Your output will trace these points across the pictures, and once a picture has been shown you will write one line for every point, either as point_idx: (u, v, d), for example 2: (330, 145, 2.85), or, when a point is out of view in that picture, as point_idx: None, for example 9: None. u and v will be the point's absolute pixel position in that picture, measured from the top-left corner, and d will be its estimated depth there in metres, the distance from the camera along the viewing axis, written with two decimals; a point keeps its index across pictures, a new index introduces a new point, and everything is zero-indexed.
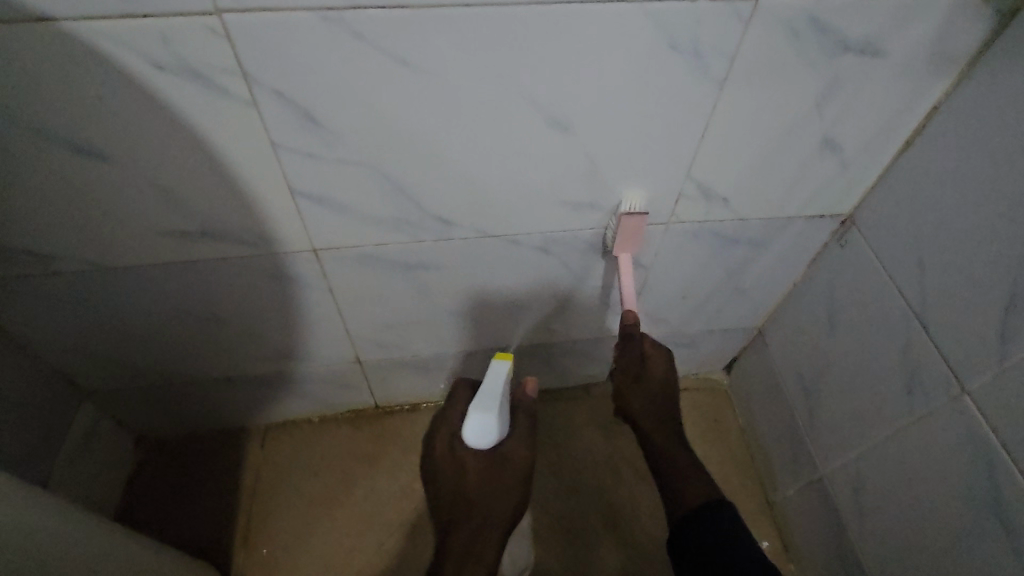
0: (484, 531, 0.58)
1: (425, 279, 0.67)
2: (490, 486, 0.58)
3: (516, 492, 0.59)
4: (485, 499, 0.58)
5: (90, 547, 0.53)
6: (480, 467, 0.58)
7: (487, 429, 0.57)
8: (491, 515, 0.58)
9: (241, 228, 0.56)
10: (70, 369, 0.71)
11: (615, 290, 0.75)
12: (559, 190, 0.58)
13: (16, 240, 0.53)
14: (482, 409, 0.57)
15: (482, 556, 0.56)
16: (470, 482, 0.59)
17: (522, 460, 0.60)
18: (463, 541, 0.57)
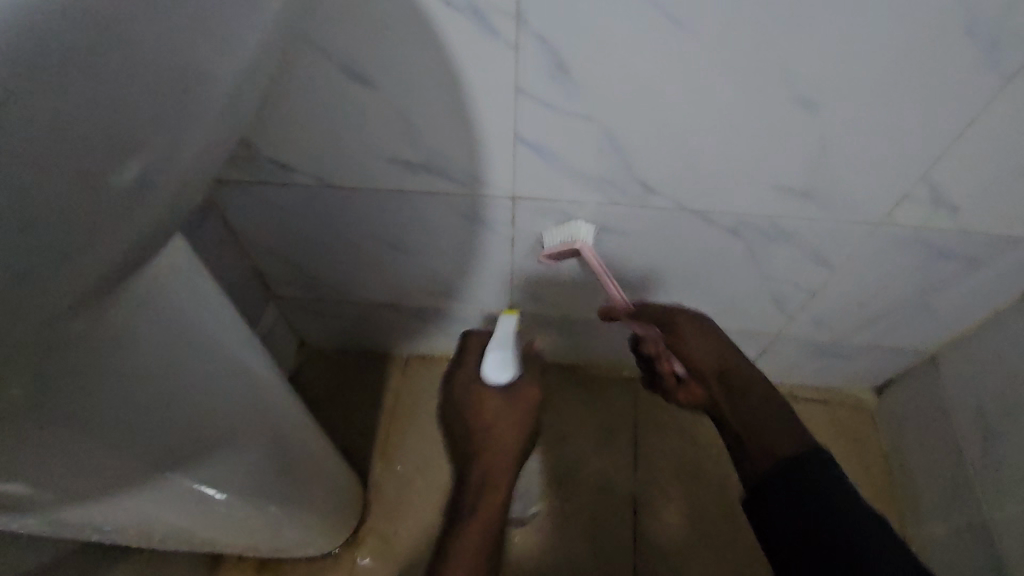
0: (500, 470, 0.56)
1: (605, 241, 0.68)
2: (509, 427, 0.57)
3: (530, 427, 0.58)
4: (502, 438, 0.56)
5: (295, 429, 0.60)
6: (496, 405, 0.57)
7: (504, 365, 0.56)
8: (504, 452, 0.56)
9: (456, 165, 0.59)
10: (268, 272, 0.79)
11: (791, 285, 0.72)
12: (776, 173, 0.56)
13: (269, 150, 0.59)
14: (500, 345, 0.56)
15: (498, 488, 0.55)
16: (485, 425, 0.56)
17: (533, 402, 0.58)
18: (479, 473, 0.55)
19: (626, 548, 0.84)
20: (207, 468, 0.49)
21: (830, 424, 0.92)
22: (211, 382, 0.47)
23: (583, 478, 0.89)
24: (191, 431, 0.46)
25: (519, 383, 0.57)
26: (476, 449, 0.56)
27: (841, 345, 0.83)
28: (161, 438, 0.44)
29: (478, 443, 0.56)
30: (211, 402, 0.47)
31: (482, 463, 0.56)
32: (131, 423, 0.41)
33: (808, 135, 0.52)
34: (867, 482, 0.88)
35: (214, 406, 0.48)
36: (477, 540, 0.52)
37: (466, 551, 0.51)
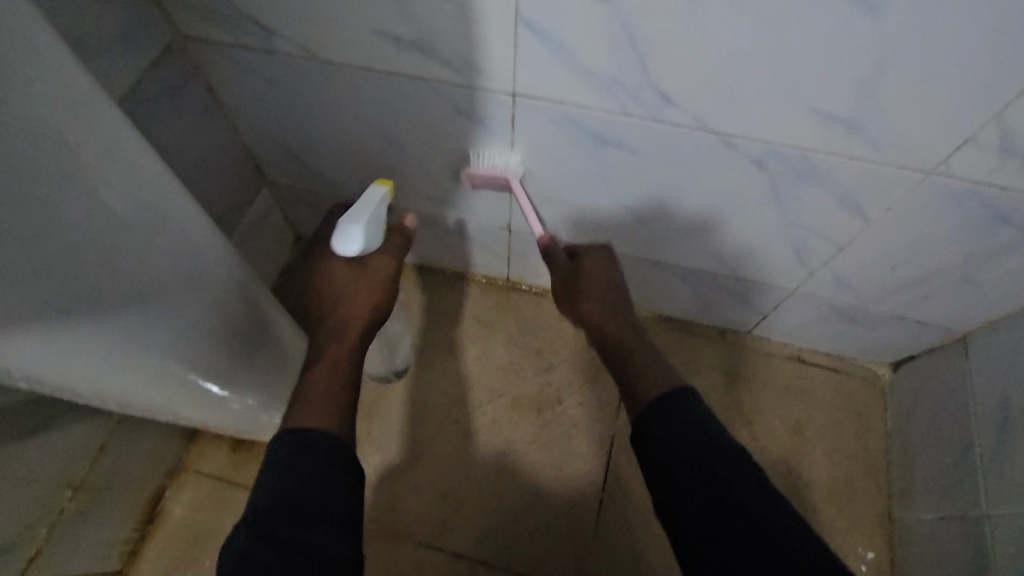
0: (347, 333, 0.56)
1: (614, 159, 0.61)
2: (362, 294, 0.58)
3: (381, 289, 0.58)
4: (355, 303, 0.57)
5: (257, 314, 0.58)
6: (344, 275, 0.57)
7: (354, 237, 0.53)
8: (349, 316, 0.57)
9: (450, 48, 0.52)
10: (260, 154, 0.75)
11: (815, 234, 0.65)
12: (815, 92, 0.48)
13: (248, 7, 0.53)
14: (353, 215, 0.54)
15: (347, 341, 0.56)
16: (336, 287, 0.57)
17: (387, 275, 0.59)
18: (330, 328, 0.57)
19: (594, 482, 0.83)
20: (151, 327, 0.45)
21: (835, 393, 0.86)
22: (139, 228, 0.41)
23: (561, 410, 0.87)
24: (137, 278, 0.41)
25: (369, 254, 0.58)
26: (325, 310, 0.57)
27: (863, 311, 0.75)
28: (107, 284, 0.39)
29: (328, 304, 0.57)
30: (146, 239, 0.41)
31: (334, 320, 0.57)
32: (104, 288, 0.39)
33: (862, 50, 0.43)
34: (862, 457, 0.83)
35: (150, 249, 0.42)
36: (326, 380, 0.53)
37: (311, 396, 0.51)
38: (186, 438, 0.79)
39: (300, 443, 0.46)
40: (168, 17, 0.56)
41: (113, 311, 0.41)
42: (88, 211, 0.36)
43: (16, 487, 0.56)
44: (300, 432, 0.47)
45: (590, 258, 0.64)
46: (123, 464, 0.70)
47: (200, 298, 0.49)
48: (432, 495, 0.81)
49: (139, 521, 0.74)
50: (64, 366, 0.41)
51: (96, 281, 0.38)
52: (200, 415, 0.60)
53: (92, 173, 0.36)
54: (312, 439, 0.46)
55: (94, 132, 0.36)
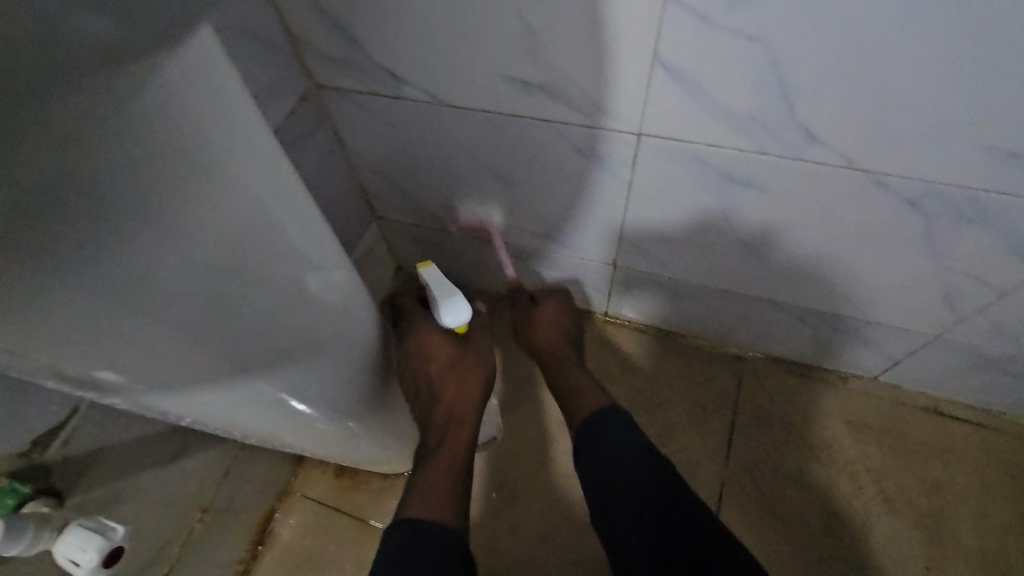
0: (459, 415, 0.61)
1: (739, 198, 0.58)
2: (469, 376, 0.62)
3: (484, 367, 0.63)
4: (464, 386, 0.62)
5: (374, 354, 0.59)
6: (446, 357, 0.61)
7: (457, 304, 0.59)
8: (460, 397, 0.62)
9: (579, 90, 0.51)
10: (373, 191, 0.78)
11: (971, 280, 0.58)
12: (996, 127, 0.42)
13: (382, 57, 0.55)
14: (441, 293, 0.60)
15: (463, 422, 0.61)
16: (441, 371, 0.60)
17: (485, 354, 0.64)
18: (443, 411, 0.60)
19: None
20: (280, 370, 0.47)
21: (981, 452, 0.77)
22: (288, 281, 0.41)
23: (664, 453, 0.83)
24: (277, 327, 0.42)
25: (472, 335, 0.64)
26: (436, 393, 0.60)
27: (1022, 363, 0.67)
28: (250, 332, 0.40)
29: (440, 388, 0.60)
30: (291, 288, 0.42)
31: (446, 404, 0.60)
32: (261, 338, 0.41)
33: None
34: (1017, 528, 0.73)
35: (293, 299, 0.42)
36: (447, 470, 0.56)
37: (433, 483, 0.55)
38: (294, 463, 0.82)
39: (417, 533, 0.49)
40: (306, 68, 0.59)
41: (255, 357, 0.42)
42: (235, 262, 0.37)
43: (152, 507, 0.60)
44: (419, 525, 0.50)
45: (544, 311, 0.78)
46: (241, 487, 0.73)
47: (341, 341, 0.49)
48: (528, 537, 0.79)
49: (250, 541, 0.77)
50: (221, 408, 0.43)
51: (254, 331, 0.40)
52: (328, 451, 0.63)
53: (240, 225, 0.36)
54: (433, 532, 0.50)
55: (250, 184, 0.36)
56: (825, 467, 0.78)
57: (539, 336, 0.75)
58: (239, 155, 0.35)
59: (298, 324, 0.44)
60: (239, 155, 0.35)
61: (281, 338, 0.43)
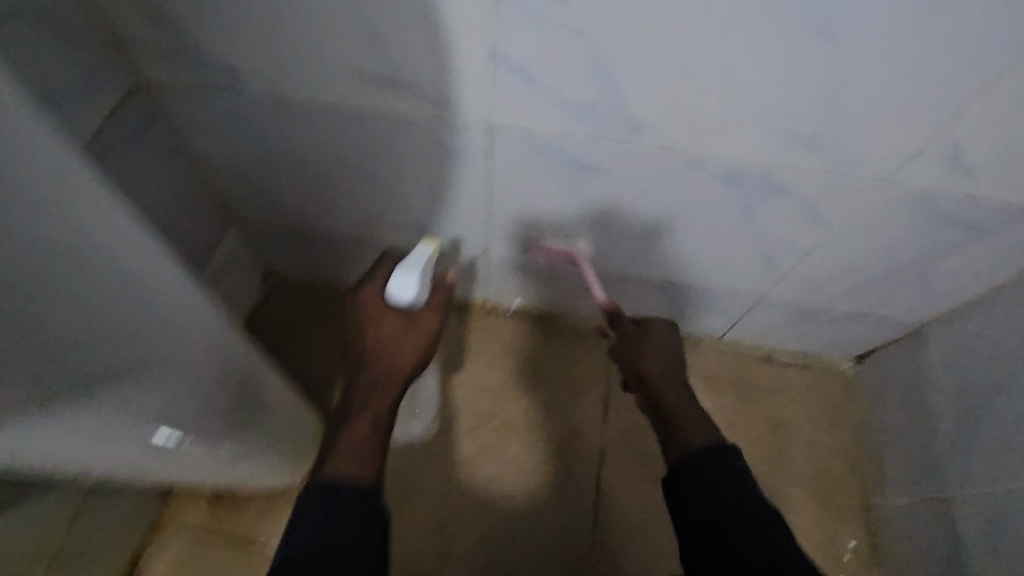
0: (389, 382, 0.56)
1: (589, 182, 0.63)
2: (406, 345, 0.57)
3: (425, 347, 0.58)
4: (398, 354, 0.57)
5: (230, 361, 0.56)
6: (390, 322, 0.58)
7: (410, 285, 0.57)
8: (398, 364, 0.57)
9: (428, 83, 0.52)
10: (227, 193, 0.73)
11: (781, 243, 0.68)
12: (780, 113, 0.50)
13: (217, 50, 0.52)
14: (406, 268, 0.58)
15: (388, 391, 0.56)
16: (379, 336, 0.57)
17: (431, 328, 0.59)
18: (370, 377, 0.56)
19: (586, 498, 0.84)
20: (112, 387, 0.44)
21: (807, 390, 0.91)
22: (95, 282, 0.38)
23: (550, 427, 0.87)
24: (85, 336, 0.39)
25: (419, 308, 0.59)
26: (371, 354, 0.57)
27: (828, 311, 0.79)
28: (54, 348, 0.36)
29: (375, 348, 0.57)
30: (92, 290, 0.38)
31: (377, 370, 0.56)
32: (83, 350, 0.39)
33: (819, 76, 0.46)
34: (837, 449, 0.87)
35: (99, 301, 0.39)
36: (367, 431, 0.52)
37: (355, 440, 0.51)
38: (161, 495, 0.76)
39: (337, 479, 0.47)
40: (129, 62, 0.54)
41: (67, 377, 0.38)
42: (15, 275, 0.32)
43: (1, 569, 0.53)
44: (334, 473, 0.47)
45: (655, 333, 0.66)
46: (98, 527, 0.66)
47: (158, 346, 0.47)
48: (427, 527, 0.80)
49: None
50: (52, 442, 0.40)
51: (75, 344, 0.38)
52: (189, 471, 0.63)
53: (19, 230, 0.32)
54: (343, 483, 0.47)
55: (35, 177, 0.32)
56: None
57: (656, 358, 0.63)
58: (22, 144, 0.31)
59: (116, 329, 0.42)
60: (22, 145, 0.31)
61: (100, 348, 0.41)
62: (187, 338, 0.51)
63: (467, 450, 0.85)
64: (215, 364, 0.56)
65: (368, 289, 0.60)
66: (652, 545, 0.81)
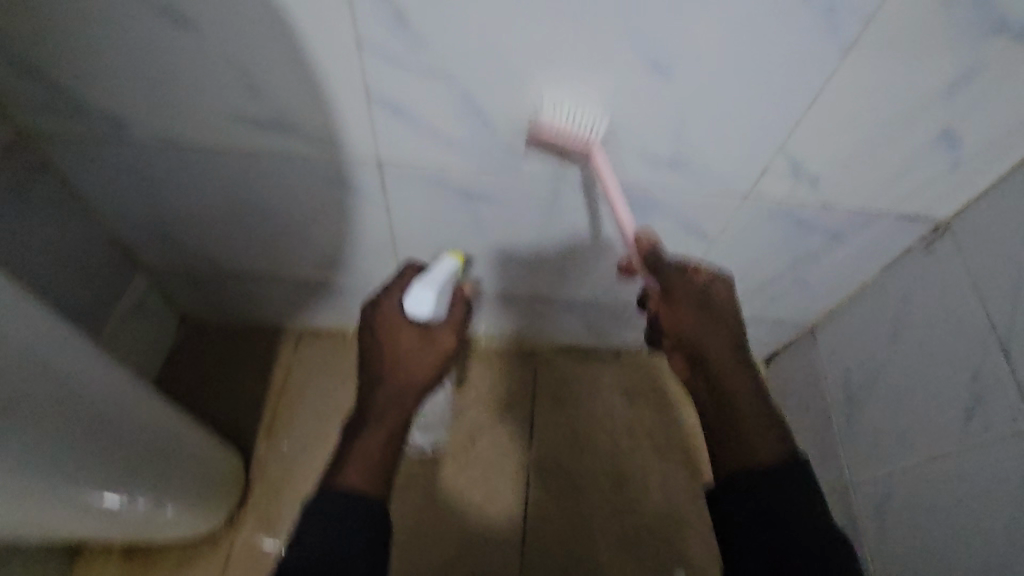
0: (407, 399, 0.53)
1: (483, 210, 0.66)
2: (422, 364, 0.54)
3: (443, 366, 0.56)
4: (417, 371, 0.54)
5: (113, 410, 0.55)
6: (408, 337, 0.55)
7: (426, 302, 0.55)
8: (415, 383, 0.54)
9: (311, 125, 0.55)
10: (126, 240, 0.72)
11: (671, 258, 0.73)
12: (639, 140, 0.55)
13: (96, 102, 0.53)
14: (426, 282, 0.56)
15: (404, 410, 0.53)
16: (400, 352, 0.54)
17: (450, 345, 0.56)
18: (386, 395, 0.53)
19: (514, 520, 0.84)
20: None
21: None
22: None
23: (477, 452, 0.88)
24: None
25: (438, 324, 0.56)
26: (387, 371, 0.54)
27: None
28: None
29: (391, 367, 0.54)
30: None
31: (390, 388, 0.53)
32: None
33: (666, 104, 0.51)
34: None
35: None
36: (381, 449, 0.50)
37: (367, 456, 0.49)
38: (66, 560, 0.73)
39: (350, 502, 0.46)
40: (4, 116, 0.54)
41: None
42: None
43: None
44: (347, 493, 0.46)
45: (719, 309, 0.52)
46: None
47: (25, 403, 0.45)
48: None
49: None
50: None
51: None
52: (69, 529, 0.57)
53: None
54: (356, 501, 0.46)
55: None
56: (611, 433, 0.91)
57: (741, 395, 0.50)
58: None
59: None
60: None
61: None
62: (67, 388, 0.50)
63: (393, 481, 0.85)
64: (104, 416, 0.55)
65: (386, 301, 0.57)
66: (581, 561, 0.82)
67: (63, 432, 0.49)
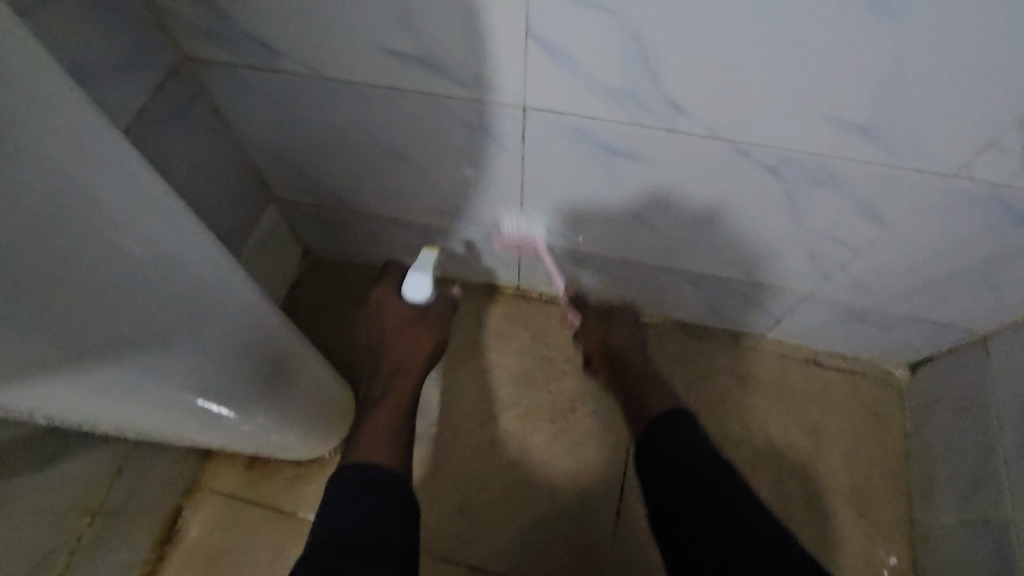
0: (404, 374, 0.67)
1: (625, 169, 0.60)
2: (416, 336, 0.68)
3: (435, 334, 0.69)
4: (414, 343, 0.68)
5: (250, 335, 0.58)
6: (402, 312, 0.68)
7: (419, 289, 0.67)
8: (412, 353, 0.68)
9: (460, 63, 0.51)
10: (265, 171, 0.75)
11: (829, 240, 0.64)
12: (831, 100, 0.47)
13: (255, 29, 0.53)
14: (419, 271, 0.67)
15: (408, 377, 0.67)
16: (394, 325, 0.68)
17: (438, 319, 0.70)
18: (389, 365, 0.67)
19: (609, 492, 0.82)
20: (141, 353, 0.45)
21: (851, 396, 0.86)
22: (112, 251, 0.39)
23: (575, 419, 0.86)
24: (95, 304, 0.39)
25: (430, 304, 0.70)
26: (388, 348, 0.68)
27: (876, 313, 0.75)
28: (49, 309, 0.35)
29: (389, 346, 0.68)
30: (100, 251, 0.38)
31: (390, 362, 0.67)
32: (114, 316, 0.41)
33: (880, 57, 0.42)
34: (880, 460, 0.82)
35: (107, 272, 0.39)
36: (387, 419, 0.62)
37: (376, 429, 0.59)
38: (199, 459, 0.80)
39: (361, 476, 0.53)
40: (172, 39, 0.56)
41: (87, 339, 0.39)
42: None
43: (39, 519, 0.56)
44: (360, 467, 0.54)
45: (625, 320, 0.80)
46: (139, 487, 0.70)
47: (185, 318, 0.48)
48: (446, 510, 0.81)
49: (156, 542, 0.75)
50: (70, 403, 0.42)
51: (104, 308, 0.39)
52: (208, 437, 0.62)
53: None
54: (368, 474, 0.53)
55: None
56: (720, 420, 0.85)
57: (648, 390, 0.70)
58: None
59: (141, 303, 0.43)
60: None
61: (131, 317, 0.42)
62: (218, 310, 0.52)
63: (492, 434, 0.85)
64: (246, 339, 0.58)
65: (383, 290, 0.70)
66: None
67: (207, 349, 0.51)
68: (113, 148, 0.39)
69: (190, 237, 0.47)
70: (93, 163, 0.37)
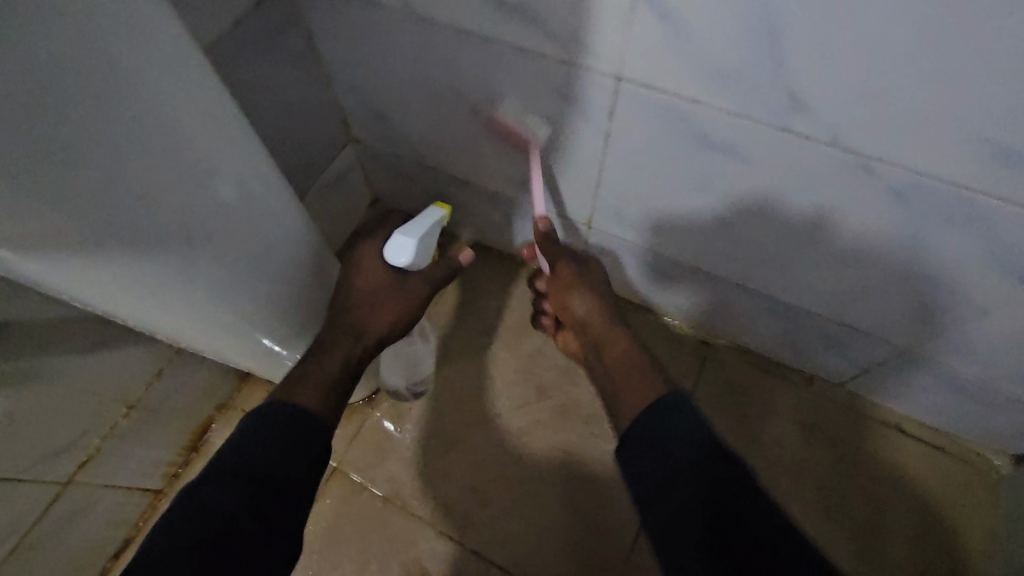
0: (363, 334, 0.60)
1: (720, 167, 0.54)
2: (386, 311, 0.61)
3: (408, 308, 0.62)
4: (384, 314, 0.61)
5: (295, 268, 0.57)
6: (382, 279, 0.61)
7: (404, 249, 0.58)
8: (382, 314, 0.62)
9: (557, 19, 0.47)
10: (347, 109, 0.74)
11: (948, 292, 0.54)
12: (993, 121, 0.38)
13: None
14: (407, 230, 0.59)
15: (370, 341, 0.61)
16: (372, 289, 0.61)
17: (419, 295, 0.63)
18: (353, 323, 0.60)
19: (630, 513, 0.76)
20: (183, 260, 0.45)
21: (931, 476, 0.75)
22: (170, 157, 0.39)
23: (611, 427, 0.80)
24: (134, 206, 0.38)
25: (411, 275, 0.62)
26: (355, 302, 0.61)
27: (986, 388, 0.64)
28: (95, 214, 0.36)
29: (360, 300, 0.61)
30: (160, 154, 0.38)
31: (356, 314, 0.60)
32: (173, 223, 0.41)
33: None
34: (953, 556, 0.71)
35: (140, 168, 0.38)
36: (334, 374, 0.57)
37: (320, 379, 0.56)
38: (237, 378, 0.82)
39: (293, 416, 0.51)
40: None
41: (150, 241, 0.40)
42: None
43: (76, 400, 0.59)
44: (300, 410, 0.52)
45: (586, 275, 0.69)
46: (175, 391, 0.72)
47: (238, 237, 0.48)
48: (458, 487, 0.78)
49: (185, 447, 0.78)
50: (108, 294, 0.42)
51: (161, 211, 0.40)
52: (242, 359, 0.63)
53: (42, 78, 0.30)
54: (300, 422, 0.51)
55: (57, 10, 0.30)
56: (771, 468, 0.76)
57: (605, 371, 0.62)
58: None
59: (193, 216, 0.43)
60: None
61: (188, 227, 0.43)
62: (265, 235, 0.52)
63: (520, 422, 0.81)
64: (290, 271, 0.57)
65: (369, 245, 0.63)
66: None
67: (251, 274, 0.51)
68: (179, 49, 0.38)
69: (249, 157, 0.46)
70: (153, 63, 0.36)
